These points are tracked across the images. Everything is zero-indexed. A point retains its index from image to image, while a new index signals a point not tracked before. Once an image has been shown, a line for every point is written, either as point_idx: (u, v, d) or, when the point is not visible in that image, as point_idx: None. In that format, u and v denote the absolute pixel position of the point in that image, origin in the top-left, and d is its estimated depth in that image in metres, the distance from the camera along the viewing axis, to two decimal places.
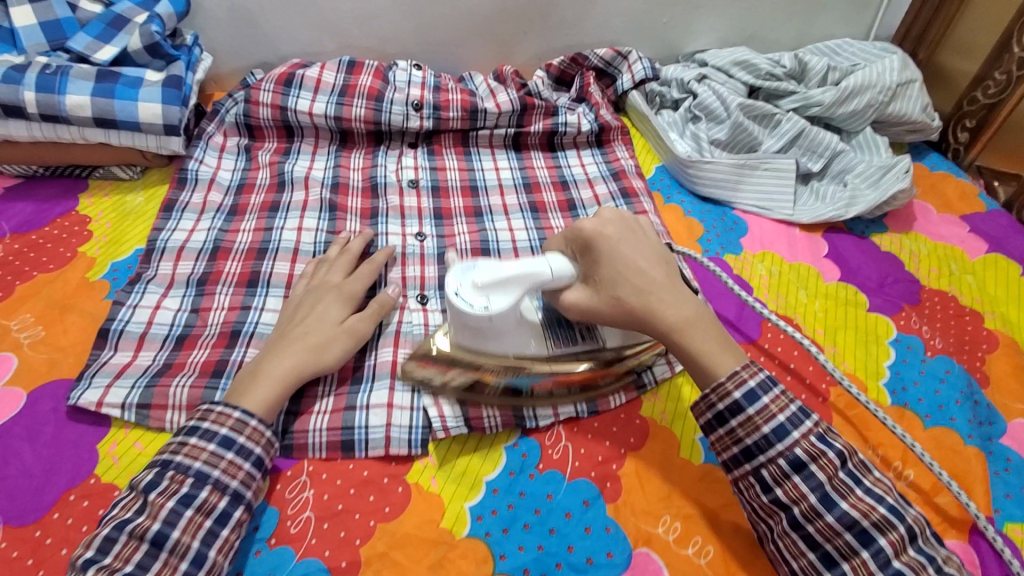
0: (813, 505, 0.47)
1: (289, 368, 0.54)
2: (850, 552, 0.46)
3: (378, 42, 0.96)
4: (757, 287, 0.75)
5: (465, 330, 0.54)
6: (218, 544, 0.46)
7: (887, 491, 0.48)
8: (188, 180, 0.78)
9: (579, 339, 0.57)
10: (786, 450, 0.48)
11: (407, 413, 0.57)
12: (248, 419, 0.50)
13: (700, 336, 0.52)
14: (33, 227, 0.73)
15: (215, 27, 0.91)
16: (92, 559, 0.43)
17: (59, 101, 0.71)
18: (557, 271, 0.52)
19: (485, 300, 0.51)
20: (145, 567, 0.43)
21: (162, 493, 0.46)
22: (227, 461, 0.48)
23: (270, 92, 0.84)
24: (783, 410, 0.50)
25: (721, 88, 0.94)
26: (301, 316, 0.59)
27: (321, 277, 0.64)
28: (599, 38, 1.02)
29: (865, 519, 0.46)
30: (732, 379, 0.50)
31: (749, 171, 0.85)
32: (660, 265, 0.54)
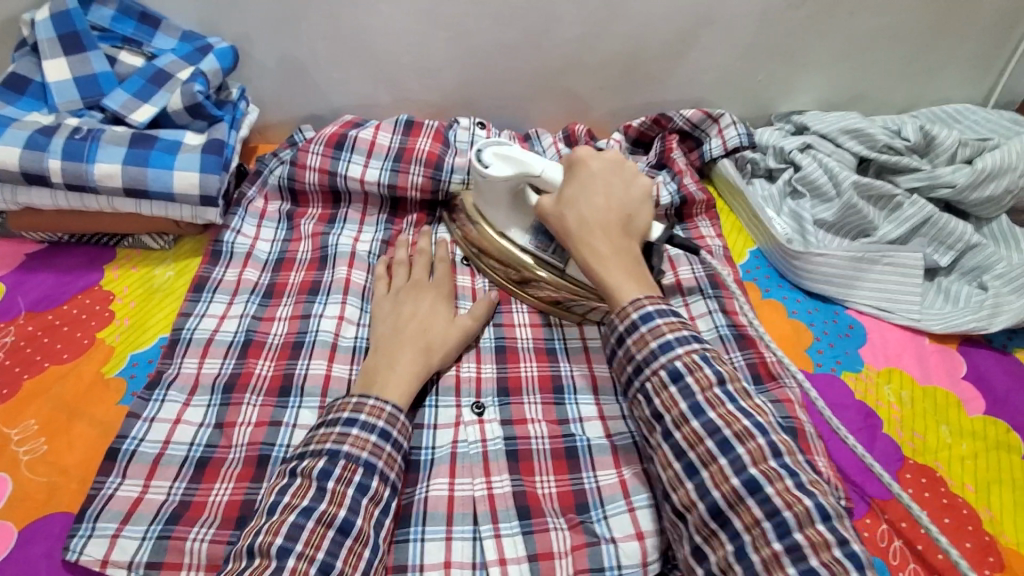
0: (705, 446, 0.46)
1: (419, 368, 0.56)
2: (762, 541, 0.42)
3: (437, 95, 0.87)
4: (888, 420, 0.62)
5: (478, 191, 0.64)
6: (385, 532, 0.47)
7: (792, 455, 0.46)
8: (222, 254, 0.69)
9: (552, 252, 0.63)
10: (667, 363, 0.49)
11: (466, 572, 0.50)
12: (383, 443, 0.50)
13: (615, 273, 0.53)
14: (51, 305, 0.65)
15: (264, 77, 0.83)
16: (286, 545, 0.43)
17: (87, 170, 0.63)
18: (545, 174, 0.59)
19: (489, 164, 0.61)
20: (335, 554, 0.44)
21: (338, 480, 0.47)
22: (389, 453, 0.50)
23: (319, 155, 0.75)
24: (734, 383, 0.49)
25: (828, 160, 0.81)
26: (410, 312, 0.61)
27: (402, 277, 0.66)
28: (683, 95, 0.91)
29: (788, 511, 0.42)
30: (635, 305, 0.51)
31: (869, 265, 0.72)
32: (619, 206, 0.57)
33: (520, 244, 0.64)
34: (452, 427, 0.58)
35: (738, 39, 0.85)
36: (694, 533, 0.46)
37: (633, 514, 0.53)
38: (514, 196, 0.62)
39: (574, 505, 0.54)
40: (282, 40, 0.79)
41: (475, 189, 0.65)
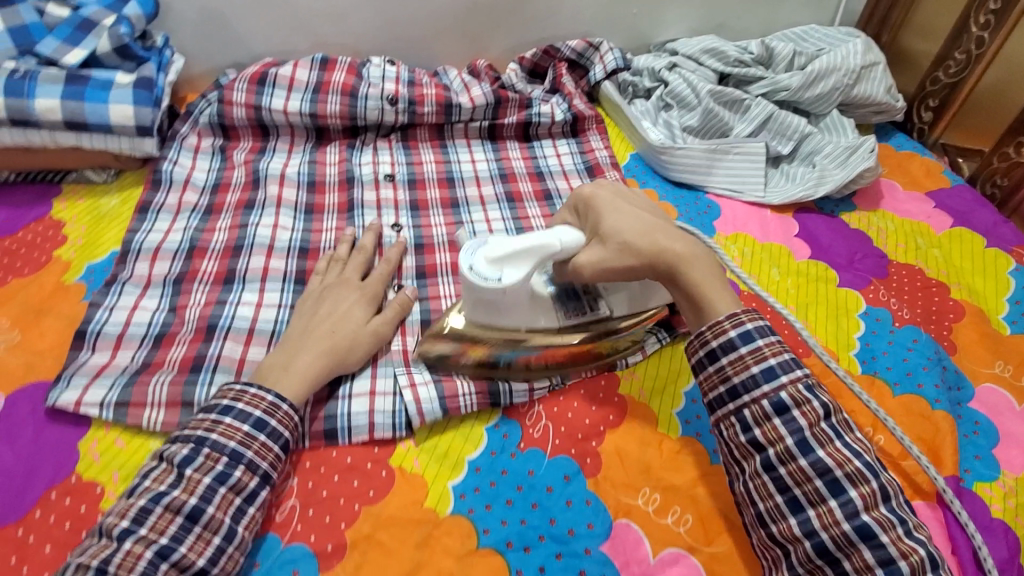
0: (784, 442, 0.48)
1: (321, 368, 0.56)
2: (818, 499, 0.47)
3: (351, 39, 0.96)
4: (730, 268, 0.77)
5: (476, 302, 0.55)
6: (246, 521, 0.48)
7: (867, 449, 0.49)
8: (162, 181, 0.79)
9: (585, 309, 0.59)
10: (771, 391, 0.49)
11: (389, 397, 0.58)
12: (279, 402, 0.52)
13: (702, 272, 0.53)
14: (6, 233, 0.73)
15: (186, 29, 0.91)
16: (128, 530, 0.44)
17: (29, 105, 0.70)
18: (564, 244, 0.52)
19: (498, 274, 0.52)
20: (178, 540, 0.45)
21: (197, 470, 0.47)
22: (274, 451, 0.51)
23: (243, 92, 0.84)
24: (777, 356, 0.50)
25: (691, 75, 0.96)
26: (326, 312, 0.60)
27: (336, 275, 0.66)
28: (571, 30, 1.03)
29: (839, 469, 0.47)
30: (732, 320, 0.51)
31: (721, 155, 0.87)
32: (658, 221, 0.56)
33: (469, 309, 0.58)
34: None
35: None
36: (796, 566, 0.47)
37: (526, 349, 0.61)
38: (530, 294, 0.56)
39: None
40: None
41: (466, 301, 0.56)
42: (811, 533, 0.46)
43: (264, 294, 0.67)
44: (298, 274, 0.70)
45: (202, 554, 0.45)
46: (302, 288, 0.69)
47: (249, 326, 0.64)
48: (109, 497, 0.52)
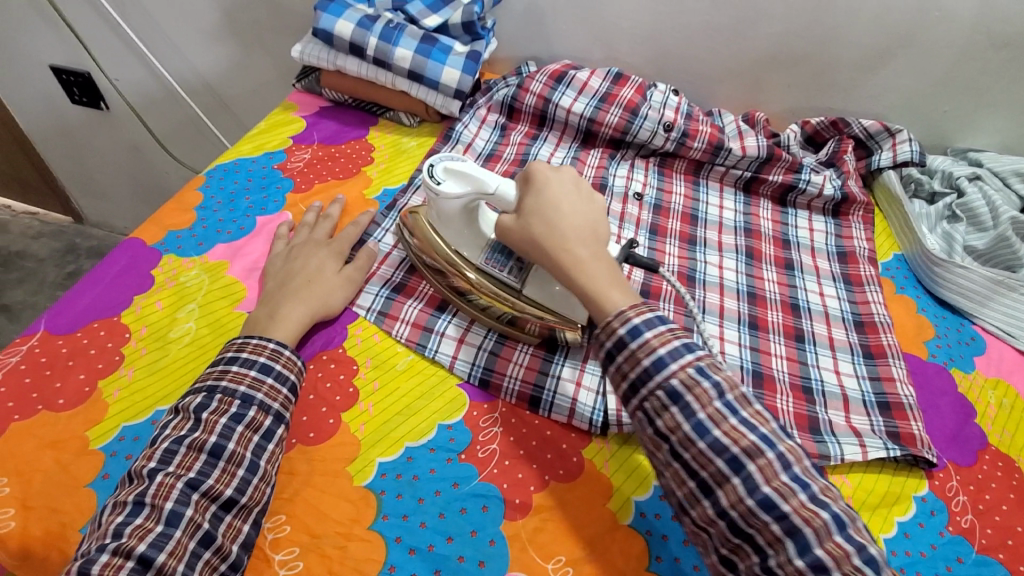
0: (681, 429, 0.47)
1: (304, 314, 0.62)
2: (721, 479, 0.46)
3: (642, 62, 1.02)
4: (982, 414, 0.68)
5: (432, 208, 0.65)
6: (268, 455, 0.51)
7: (766, 422, 0.47)
8: (452, 138, 0.91)
9: (529, 287, 0.63)
10: (664, 381, 0.47)
11: (592, 393, 0.60)
12: (280, 349, 0.57)
13: (594, 278, 0.53)
14: (333, 142, 0.90)
15: (509, 19, 1.03)
16: (158, 468, 0.48)
17: (390, 51, 0.85)
18: (500, 191, 0.59)
19: (442, 180, 0.62)
20: (206, 474, 0.49)
21: (213, 412, 0.52)
22: (283, 394, 0.55)
23: (541, 84, 0.94)
24: (665, 345, 0.48)
25: (995, 193, 0.85)
26: (300, 266, 0.66)
27: (303, 237, 0.72)
28: (865, 109, 0.98)
29: (735, 447, 0.45)
30: (620, 318, 0.50)
31: (1006, 290, 0.76)
32: (573, 215, 0.56)
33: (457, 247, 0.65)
34: None
35: (933, 68, 0.91)
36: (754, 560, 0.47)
37: None
38: (468, 213, 0.64)
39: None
40: None
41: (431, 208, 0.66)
42: (722, 510, 0.46)
43: None
44: None
45: (230, 483, 0.49)
46: None
47: None
48: (361, 376, 0.62)
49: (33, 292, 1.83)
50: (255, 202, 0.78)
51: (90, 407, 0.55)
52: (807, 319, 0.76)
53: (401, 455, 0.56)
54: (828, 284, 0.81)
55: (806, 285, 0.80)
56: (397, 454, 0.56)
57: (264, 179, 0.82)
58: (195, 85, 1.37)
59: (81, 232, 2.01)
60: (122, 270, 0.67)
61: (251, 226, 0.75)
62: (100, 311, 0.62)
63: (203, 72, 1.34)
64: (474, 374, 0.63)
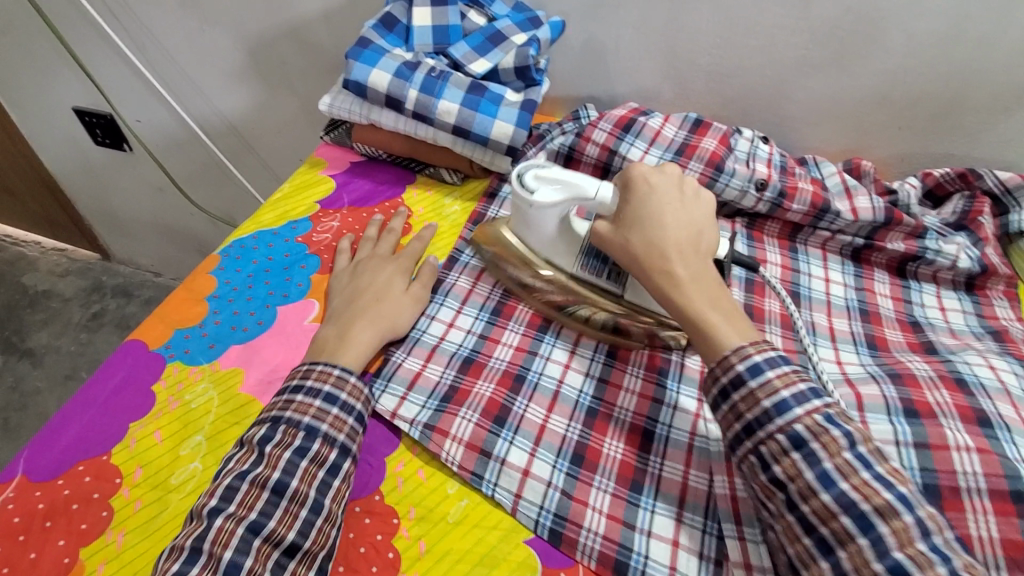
0: (804, 478, 0.44)
1: (372, 337, 0.59)
2: (846, 537, 0.42)
3: (720, 102, 0.88)
4: None
5: (520, 215, 0.64)
6: (331, 493, 0.49)
7: (903, 482, 0.43)
8: (497, 197, 0.80)
9: (606, 275, 0.62)
10: (786, 425, 0.46)
11: (693, 559, 0.49)
12: (346, 375, 0.54)
13: (696, 294, 0.52)
14: (365, 205, 0.78)
15: (564, 55, 0.90)
16: (218, 508, 0.45)
17: (433, 103, 0.74)
18: (600, 196, 0.59)
19: (534, 188, 0.60)
20: (268, 514, 0.46)
21: (277, 446, 0.50)
22: (349, 426, 0.52)
23: (605, 133, 0.81)
24: (788, 387, 0.47)
25: None
26: (367, 284, 0.64)
27: (366, 251, 0.69)
28: (995, 157, 0.81)
29: (865, 503, 0.42)
30: (738, 353, 0.49)
31: None
32: (681, 224, 0.56)
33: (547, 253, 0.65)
34: (690, 414, 0.57)
35: None
36: None
37: None
38: (559, 223, 0.63)
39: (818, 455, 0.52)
40: (596, 25, 0.85)
41: (514, 214, 0.65)
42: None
43: (574, 356, 0.63)
44: (612, 345, 0.64)
45: (291, 527, 0.46)
46: (613, 362, 0.62)
47: (553, 390, 0.60)
48: (403, 534, 0.50)
49: (58, 335, 1.79)
50: (276, 285, 0.67)
51: None
52: (986, 398, 0.56)
53: None
54: (997, 358, 0.62)
55: (966, 360, 0.61)
56: None
57: (287, 257, 0.70)
58: (218, 127, 1.28)
59: (108, 268, 1.96)
60: (120, 384, 0.57)
61: (270, 318, 0.64)
62: (88, 448, 0.52)
63: (226, 113, 1.25)
64: (542, 525, 0.51)
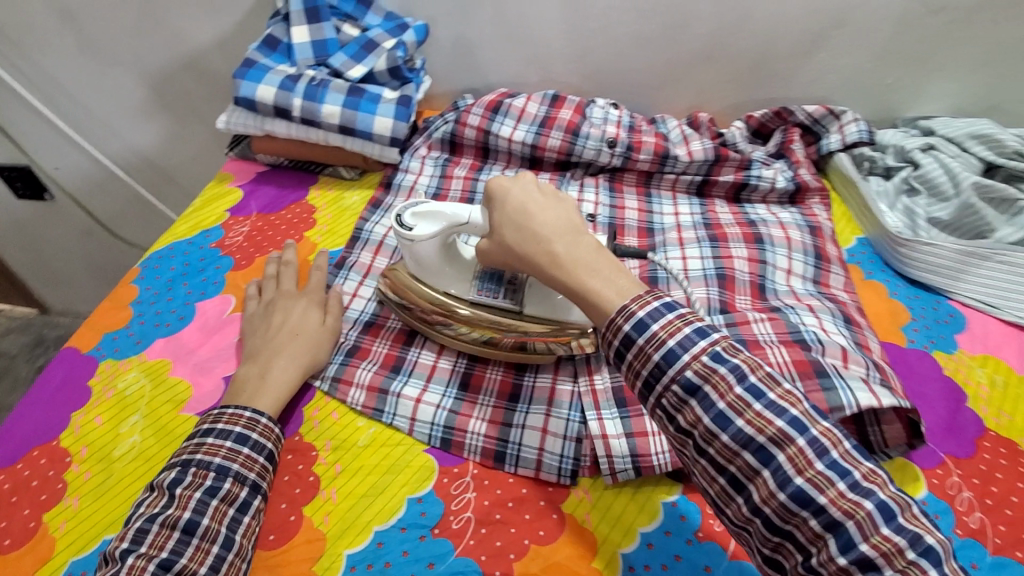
0: (703, 423, 0.42)
1: (292, 377, 0.61)
2: (766, 492, 0.40)
3: (578, 79, 1.00)
4: (972, 397, 0.66)
5: (409, 256, 0.66)
6: (242, 529, 0.50)
7: (796, 403, 0.41)
8: (393, 185, 0.90)
9: (501, 295, 0.64)
10: (677, 374, 0.42)
11: (559, 440, 0.58)
12: (257, 418, 0.56)
13: (581, 267, 0.49)
14: (271, 211, 0.87)
15: (438, 54, 1.02)
16: (129, 549, 0.46)
17: (318, 108, 0.84)
18: (472, 219, 0.59)
19: (414, 225, 0.63)
20: (179, 552, 0.47)
21: (188, 487, 0.50)
22: (260, 464, 0.54)
23: (478, 116, 0.93)
24: (674, 336, 0.42)
25: (951, 161, 0.84)
26: (280, 322, 0.65)
27: (273, 290, 0.69)
28: (808, 94, 0.97)
29: (788, 463, 0.39)
30: (624, 314, 0.45)
31: (977, 264, 0.75)
32: (524, 211, 0.54)
33: (445, 288, 0.66)
34: None
35: (870, 42, 0.90)
36: (761, 545, 0.42)
37: None
38: (446, 252, 0.65)
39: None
40: (460, 26, 0.97)
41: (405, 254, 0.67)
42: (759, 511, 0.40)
43: None
44: None
45: (200, 563, 0.47)
46: None
47: None
48: (322, 462, 0.59)
49: (6, 393, 1.77)
50: (194, 286, 0.75)
51: (36, 545, 0.53)
52: (775, 299, 0.73)
53: (371, 542, 0.53)
54: (799, 259, 0.77)
55: (775, 261, 0.77)
56: (365, 542, 0.53)
57: (202, 260, 0.79)
58: (136, 163, 1.34)
59: (47, 322, 1.96)
60: (60, 384, 0.65)
61: (190, 314, 0.72)
62: (37, 438, 0.60)
63: (142, 149, 1.31)
64: (435, 436, 0.60)
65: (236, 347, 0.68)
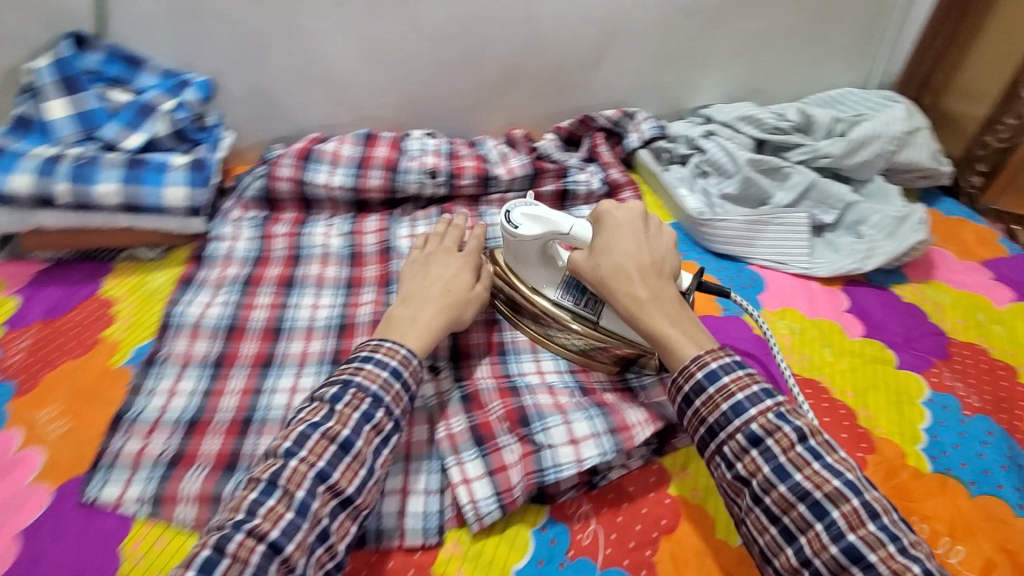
0: (762, 472, 0.48)
1: (439, 326, 0.61)
2: (806, 525, 0.46)
3: (392, 112, 0.99)
4: (779, 349, 0.74)
5: (509, 251, 0.67)
6: (383, 460, 0.53)
7: (851, 469, 0.48)
8: (206, 257, 0.81)
9: (585, 303, 0.65)
10: (743, 425, 0.49)
11: (423, 498, 0.57)
12: (393, 380, 0.55)
13: (657, 315, 0.55)
14: (58, 314, 0.74)
15: (236, 105, 0.94)
16: (270, 484, 0.48)
17: (91, 190, 0.75)
18: (574, 232, 0.62)
19: (518, 224, 0.64)
20: (333, 465, 0.50)
21: (348, 405, 0.52)
22: (397, 390, 0.55)
23: (289, 167, 0.87)
24: (743, 389, 0.51)
25: (728, 143, 0.95)
26: (437, 274, 0.66)
27: (432, 245, 0.71)
28: (607, 97, 1.04)
29: (819, 491, 0.46)
30: (696, 362, 0.52)
31: (764, 227, 0.86)
32: (650, 252, 0.59)
33: (536, 288, 0.68)
34: None
35: (645, 46, 0.99)
36: None
37: (569, 425, 0.61)
38: (543, 253, 0.66)
39: (518, 421, 0.61)
40: (252, 74, 0.91)
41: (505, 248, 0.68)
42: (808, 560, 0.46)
43: (299, 379, 0.68)
44: (335, 353, 0.71)
45: (352, 481, 0.50)
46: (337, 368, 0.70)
47: (281, 416, 0.65)
48: None
49: None
50: None
51: None
52: None
53: None
54: None
55: None
56: None
57: None
58: None
59: None
60: None
61: None
62: None
63: None
64: None
65: (28, 493, 0.58)
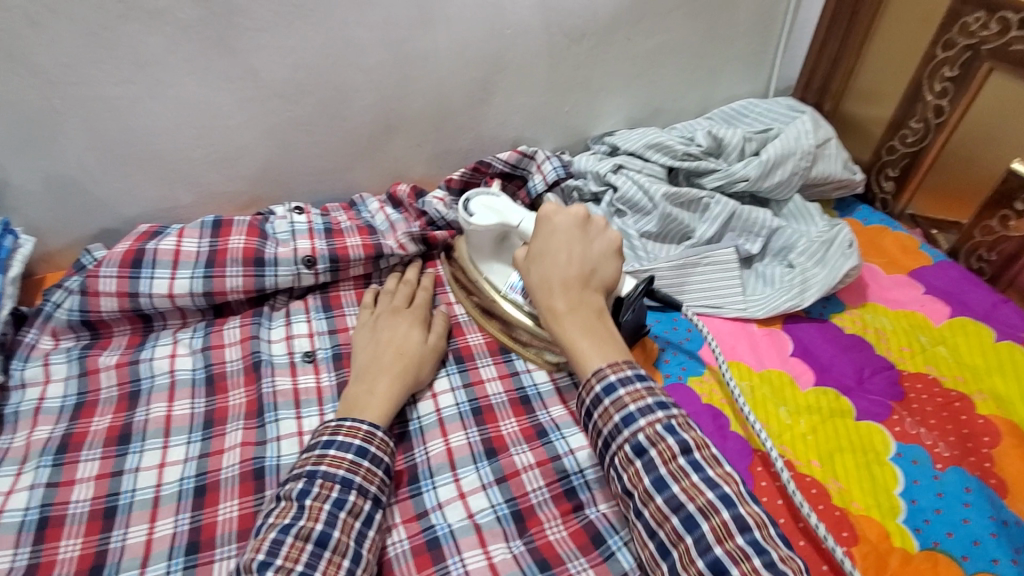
0: (651, 495, 0.48)
1: (398, 392, 0.61)
2: (688, 558, 0.45)
3: (247, 184, 0.82)
4: (733, 418, 0.66)
5: (469, 239, 0.72)
6: (368, 543, 0.51)
7: (755, 515, 0.46)
8: (6, 418, 0.62)
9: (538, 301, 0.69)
10: (631, 436, 0.50)
11: None
12: (359, 461, 0.54)
13: (570, 328, 0.56)
14: None
15: (33, 205, 0.74)
16: (267, 561, 0.46)
17: None
18: (523, 225, 0.67)
19: (473, 213, 0.69)
20: (315, 566, 0.47)
21: (316, 498, 0.51)
22: (379, 440, 0.56)
23: (112, 278, 0.68)
24: (636, 403, 0.51)
25: (639, 176, 0.86)
26: (387, 340, 0.66)
27: (386, 303, 0.71)
28: (501, 136, 0.93)
29: (698, 513, 0.46)
30: (598, 376, 0.53)
31: (692, 269, 0.77)
32: (580, 262, 0.59)
33: (489, 276, 0.72)
34: None
35: (534, 77, 0.88)
36: None
37: None
38: (497, 242, 0.71)
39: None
40: (44, 162, 0.71)
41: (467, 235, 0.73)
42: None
43: None
44: (192, 534, 0.55)
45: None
46: (195, 558, 0.54)
47: None
48: None
49: None
50: None
51: None
52: (542, 408, 0.66)
53: None
54: None
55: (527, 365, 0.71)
56: None
57: None
58: None
59: None
60: None
61: None
62: None
63: None
64: None
65: None
